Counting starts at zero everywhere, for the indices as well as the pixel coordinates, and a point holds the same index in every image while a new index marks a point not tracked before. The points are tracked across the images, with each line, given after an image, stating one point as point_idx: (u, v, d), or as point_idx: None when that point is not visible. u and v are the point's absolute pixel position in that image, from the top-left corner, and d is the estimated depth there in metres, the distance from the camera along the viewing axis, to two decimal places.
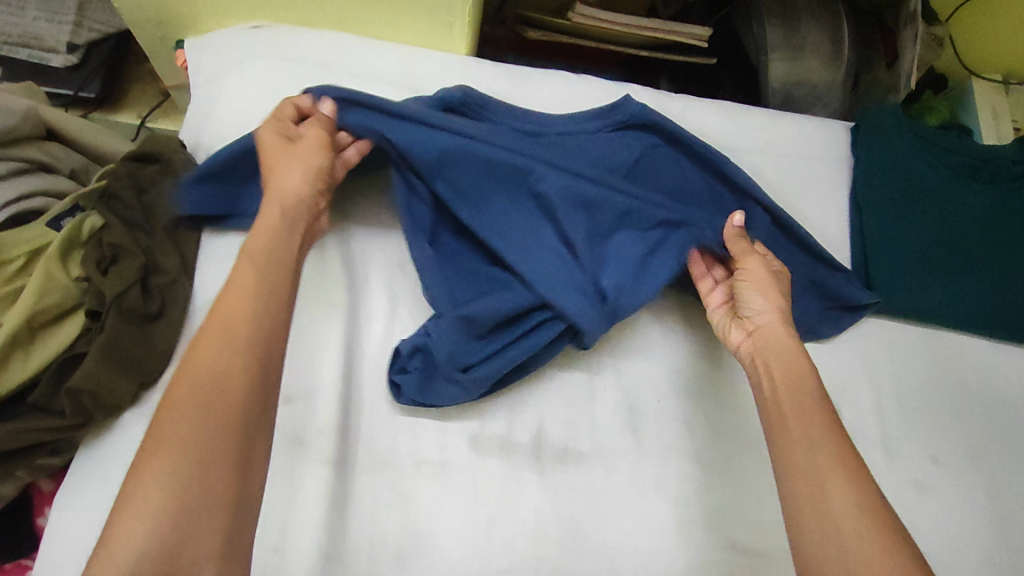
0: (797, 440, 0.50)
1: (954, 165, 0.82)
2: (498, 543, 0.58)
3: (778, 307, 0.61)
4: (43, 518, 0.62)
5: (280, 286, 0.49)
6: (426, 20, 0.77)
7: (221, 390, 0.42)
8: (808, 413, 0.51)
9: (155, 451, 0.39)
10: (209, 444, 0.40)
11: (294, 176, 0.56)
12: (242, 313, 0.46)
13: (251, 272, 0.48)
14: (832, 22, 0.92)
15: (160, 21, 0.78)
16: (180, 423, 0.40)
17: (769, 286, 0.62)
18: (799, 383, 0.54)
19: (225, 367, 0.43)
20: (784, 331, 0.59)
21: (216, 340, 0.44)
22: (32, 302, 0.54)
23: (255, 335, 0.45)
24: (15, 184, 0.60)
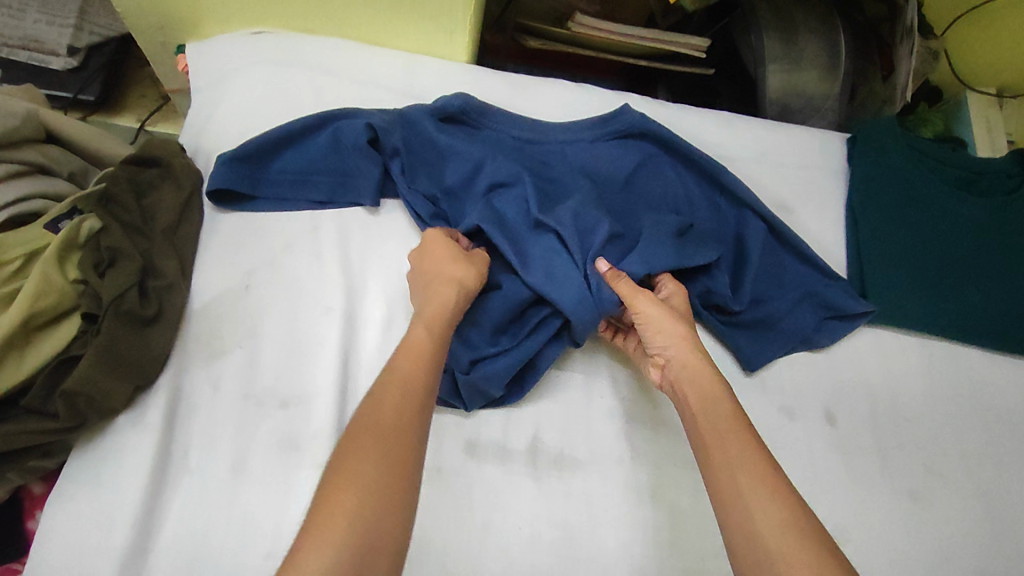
0: (720, 459, 0.49)
1: (950, 176, 0.83)
2: (493, 550, 0.58)
3: (682, 343, 0.58)
4: (33, 521, 0.61)
5: (443, 343, 0.54)
6: (427, 27, 0.77)
7: (402, 438, 0.45)
8: (727, 431, 0.50)
9: (340, 485, 0.41)
10: (389, 478, 0.42)
11: (470, 273, 0.59)
12: (416, 367, 0.50)
13: (424, 333, 0.53)
14: (830, 34, 0.93)
15: (162, 25, 0.78)
16: (368, 463, 0.42)
17: (667, 325, 0.59)
18: (714, 402, 0.53)
19: (405, 415, 0.46)
20: (700, 361, 0.57)
21: (395, 393, 0.47)
22: (28, 303, 0.54)
23: (424, 394, 0.49)
24: (15, 186, 0.60)
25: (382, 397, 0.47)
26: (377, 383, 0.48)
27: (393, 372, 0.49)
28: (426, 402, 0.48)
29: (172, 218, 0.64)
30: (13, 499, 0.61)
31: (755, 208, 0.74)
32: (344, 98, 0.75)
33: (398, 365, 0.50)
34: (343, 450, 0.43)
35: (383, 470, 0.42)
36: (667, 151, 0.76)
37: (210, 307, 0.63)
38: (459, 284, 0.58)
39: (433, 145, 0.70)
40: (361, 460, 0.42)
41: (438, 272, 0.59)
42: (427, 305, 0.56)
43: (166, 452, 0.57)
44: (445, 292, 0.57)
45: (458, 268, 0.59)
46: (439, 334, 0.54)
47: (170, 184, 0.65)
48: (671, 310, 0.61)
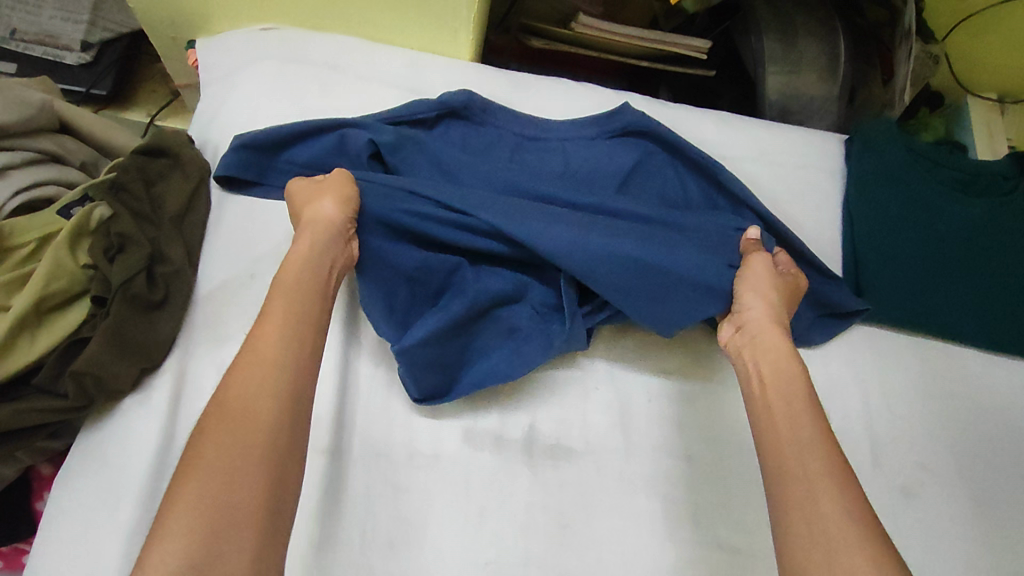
0: (790, 447, 0.50)
1: (946, 178, 0.84)
2: (488, 535, 0.59)
3: (767, 304, 0.64)
4: (41, 502, 0.63)
5: (312, 313, 0.53)
6: (431, 26, 0.79)
7: (254, 416, 0.44)
8: (798, 421, 0.52)
9: (189, 472, 0.41)
10: (241, 456, 0.42)
11: (327, 207, 0.60)
12: (274, 341, 0.49)
13: (282, 301, 0.52)
14: (830, 38, 0.94)
15: (173, 21, 0.80)
16: (217, 447, 0.42)
17: (764, 286, 0.66)
18: (786, 391, 0.54)
19: (260, 396, 0.45)
20: (773, 323, 0.62)
21: (253, 375, 0.46)
22: (40, 286, 0.56)
23: (284, 366, 0.48)
24: (28, 172, 0.62)
25: (234, 379, 0.46)
26: (234, 365, 0.47)
27: (248, 353, 0.48)
28: (285, 380, 0.47)
29: (179, 207, 0.66)
30: (23, 479, 0.63)
31: (752, 205, 0.75)
32: (349, 93, 0.77)
33: (253, 346, 0.49)
34: (196, 438, 0.43)
35: (237, 450, 0.42)
36: (667, 150, 0.78)
37: (216, 294, 0.64)
38: (316, 223, 0.59)
39: (425, 155, 0.70)
40: (212, 447, 0.42)
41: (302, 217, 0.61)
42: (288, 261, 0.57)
43: (171, 434, 0.58)
44: (304, 238, 0.58)
45: (315, 211, 0.60)
46: (303, 303, 0.53)
47: (178, 174, 0.67)
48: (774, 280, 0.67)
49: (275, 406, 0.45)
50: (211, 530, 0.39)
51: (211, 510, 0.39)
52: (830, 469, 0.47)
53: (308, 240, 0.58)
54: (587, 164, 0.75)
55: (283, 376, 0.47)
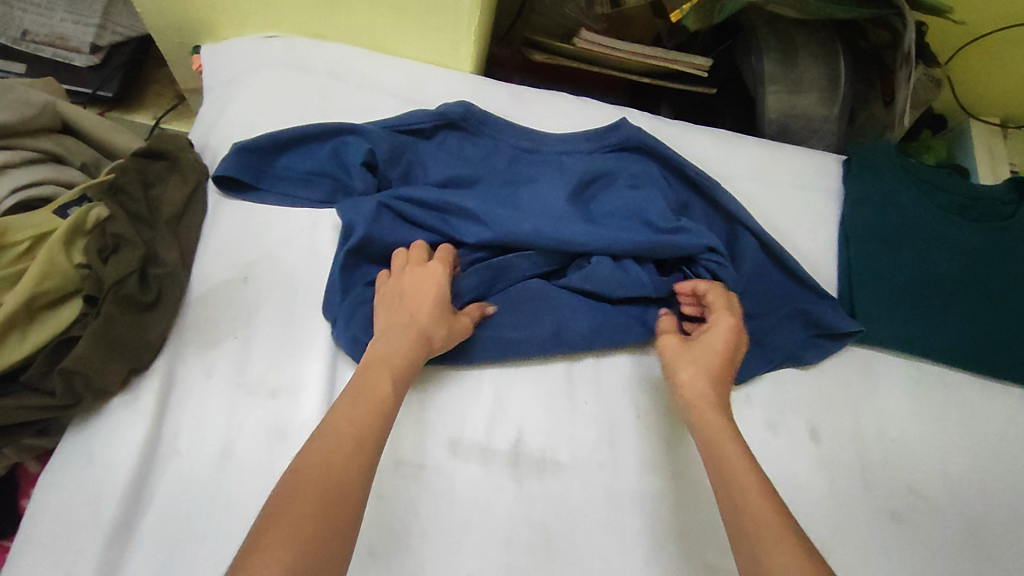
0: (731, 502, 0.49)
1: (943, 201, 0.84)
2: (470, 547, 0.59)
3: (690, 374, 0.60)
4: (26, 499, 0.63)
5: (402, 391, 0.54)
6: (432, 37, 0.80)
7: (346, 473, 0.45)
8: (737, 471, 0.50)
9: (281, 522, 0.40)
10: (334, 515, 0.42)
11: (443, 335, 0.59)
12: (375, 409, 0.50)
13: (385, 376, 0.53)
14: (830, 59, 0.95)
15: (179, 26, 0.81)
16: (313, 497, 0.42)
17: (682, 358, 0.62)
18: (720, 446, 0.53)
19: (347, 460, 0.45)
20: (700, 399, 0.58)
21: (345, 436, 0.47)
22: (33, 283, 0.56)
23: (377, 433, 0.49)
24: (28, 171, 0.63)
25: (335, 435, 0.47)
26: (327, 423, 0.48)
27: (338, 416, 0.49)
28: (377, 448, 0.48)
29: (175, 210, 0.66)
30: (9, 476, 0.63)
31: (748, 224, 0.76)
32: (349, 101, 0.78)
33: (346, 407, 0.50)
34: (291, 480, 0.43)
35: (326, 504, 0.42)
36: (664, 164, 0.78)
37: (208, 297, 0.65)
38: (426, 342, 0.58)
39: (416, 154, 0.73)
40: (298, 500, 0.42)
41: (418, 314, 0.59)
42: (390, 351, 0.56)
43: (157, 436, 0.58)
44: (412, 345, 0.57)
45: (436, 328, 0.59)
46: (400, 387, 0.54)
47: (176, 177, 0.68)
48: (689, 348, 0.63)
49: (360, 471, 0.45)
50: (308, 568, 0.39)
51: (299, 562, 0.39)
52: (771, 520, 0.46)
53: (412, 353, 0.56)
54: (578, 161, 0.76)
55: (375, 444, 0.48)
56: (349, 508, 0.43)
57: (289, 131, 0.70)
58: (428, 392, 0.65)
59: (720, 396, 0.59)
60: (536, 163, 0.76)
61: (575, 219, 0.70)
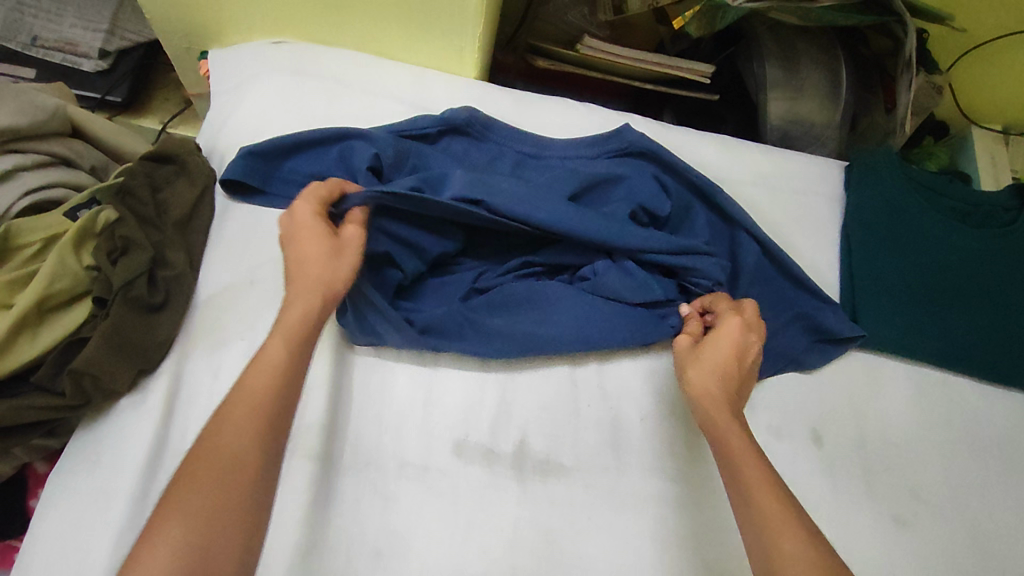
0: (741, 499, 0.50)
1: (945, 207, 0.84)
2: (473, 549, 0.59)
3: (702, 372, 0.61)
4: (35, 499, 0.63)
5: (305, 351, 0.52)
6: (437, 43, 0.81)
7: (237, 462, 0.43)
8: (746, 466, 0.51)
9: (166, 520, 0.40)
10: (222, 505, 0.41)
11: (333, 270, 0.56)
12: (270, 381, 0.48)
13: (280, 343, 0.50)
14: (831, 65, 0.96)
15: (187, 32, 0.82)
16: (198, 491, 0.41)
17: (693, 358, 0.63)
18: (725, 441, 0.54)
19: (242, 442, 0.44)
20: (710, 396, 0.59)
21: (240, 416, 0.45)
22: (43, 285, 0.57)
23: (271, 409, 0.47)
24: (38, 174, 0.63)
25: (225, 417, 0.45)
26: (225, 404, 0.47)
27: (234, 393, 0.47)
28: (275, 423, 0.46)
29: (183, 212, 0.67)
30: (19, 477, 0.64)
31: (749, 229, 0.76)
32: (355, 107, 0.79)
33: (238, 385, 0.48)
34: (183, 473, 0.42)
35: (213, 495, 0.41)
36: (667, 169, 0.79)
37: (215, 300, 0.65)
38: (319, 282, 0.55)
39: (421, 160, 0.74)
40: (192, 491, 0.41)
41: (303, 262, 0.56)
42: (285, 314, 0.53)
43: (163, 436, 0.59)
44: (303, 292, 0.54)
45: (317, 267, 0.55)
46: (301, 351, 0.51)
47: (183, 180, 0.69)
48: (699, 347, 0.63)
49: (253, 451, 0.44)
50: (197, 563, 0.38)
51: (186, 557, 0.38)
52: (775, 518, 0.47)
53: (307, 303, 0.54)
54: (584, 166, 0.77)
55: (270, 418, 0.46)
56: (244, 489, 0.43)
57: (297, 134, 0.71)
58: (433, 394, 0.65)
59: (728, 391, 0.60)
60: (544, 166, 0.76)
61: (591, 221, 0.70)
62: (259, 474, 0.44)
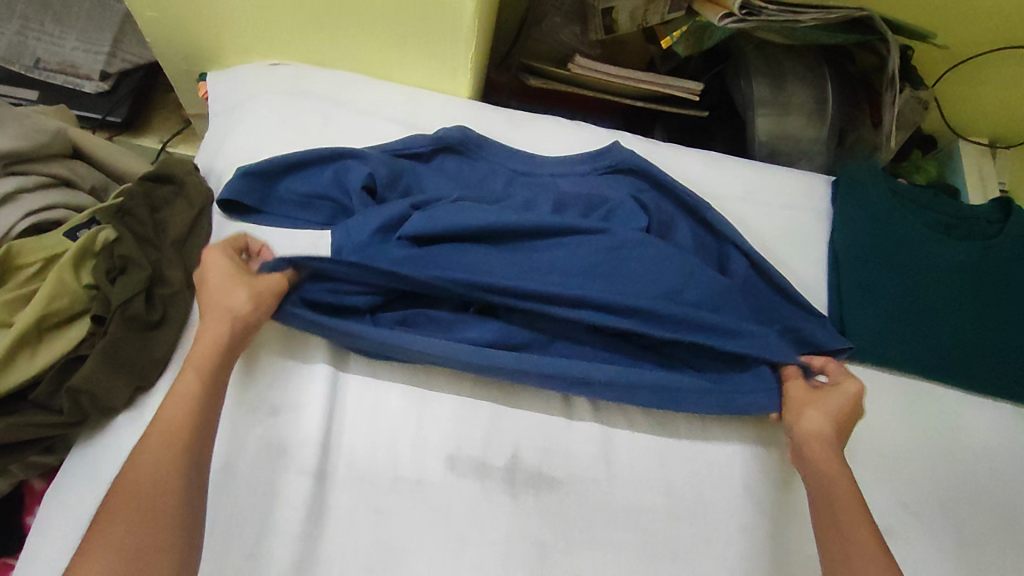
0: (847, 541, 0.55)
1: (930, 220, 0.86)
2: (466, 563, 0.60)
3: (823, 415, 0.65)
4: (31, 516, 0.64)
5: (217, 377, 0.56)
6: (430, 63, 0.83)
7: (158, 485, 0.48)
8: (855, 514, 0.57)
9: (96, 543, 0.45)
10: (139, 523, 0.46)
11: (240, 296, 0.60)
12: (184, 409, 0.52)
13: (194, 376, 0.55)
14: (817, 82, 0.98)
15: (187, 54, 0.84)
16: (122, 516, 0.46)
17: (814, 399, 0.67)
18: (831, 485, 0.60)
19: (164, 465, 0.49)
20: (821, 440, 0.64)
21: (157, 442, 0.50)
22: (43, 304, 0.58)
23: (188, 434, 0.51)
24: (40, 195, 0.65)
25: (145, 446, 0.50)
26: (145, 434, 0.51)
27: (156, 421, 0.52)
28: (196, 444, 0.51)
29: (182, 231, 0.68)
30: (16, 493, 0.65)
31: (737, 242, 0.78)
32: (350, 126, 0.80)
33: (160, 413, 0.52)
34: (108, 500, 0.47)
35: (134, 518, 0.46)
36: (657, 187, 0.81)
37: None
38: (227, 311, 0.59)
39: (415, 179, 0.75)
40: (118, 514, 0.46)
41: (207, 297, 0.61)
42: (197, 345, 0.57)
43: None
44: (214, 321, 0.58)
45: (221, 295, 0.60)
46: (212, 380, 0.55)
47: (182, 201, 0.70)
48: (820, 391, 0.68)
49: (175, 470, 0.49)
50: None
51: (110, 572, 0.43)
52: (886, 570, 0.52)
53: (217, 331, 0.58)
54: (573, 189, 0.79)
55: (189, 441, 0.51)
56: (168, 506, 0.47)
57: (294, 153, 0.72)
58: (427, 407, 0.66)
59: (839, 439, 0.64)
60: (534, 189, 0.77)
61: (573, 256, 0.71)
62: (187, 488, 0.49)
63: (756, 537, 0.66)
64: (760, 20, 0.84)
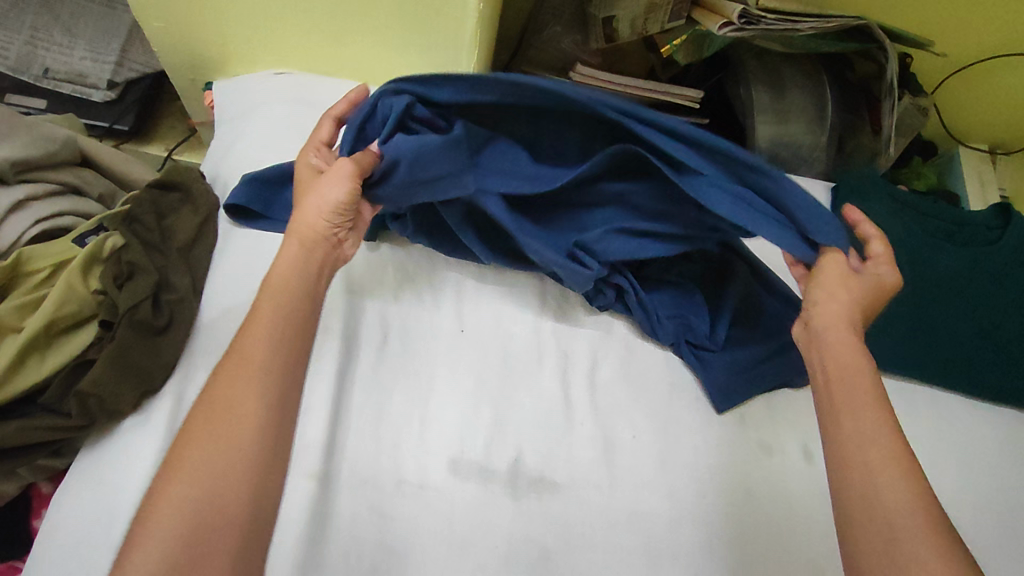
0: (851, 435, 0.51)
1: (930, 227, 0.86)
2: (470, 563, 0.60)
3: (851, 309, 0.58)
4: (38, 520, 0.65)
5: (296, 303, 0.53)
6: (432, 72, 0.84)
7: (239, 426, 0.46)
8: (865, 405, 0.52)
9: (172, 484, 0.43)
10: (223, 468, 0.44)
11: (320, 208, 0.58)
12: (270, 339, 0.50)
13: (271, 305, 0.51)
14: (816, 90, 0.99)
15: (193, 63, 0.85)
16: (202, 454, 0.44)
17: (841, 285, 0.59)
18: (849, 373, 0.54)
19: (253, 390, 0.47)
20: (845, 330, 0.57)
21: (239, 373, 0.47)
22: (52, 309, 0.59)
23: (272, 367, 0.49)
24: (48, 202, 0.66)
25: (223, 381, 0.47)
26: (226, 361, 0.48)
27: (243, 346, 0.49)
28: (290, 374, 0.50)
29: (188, 238, 0.69)
30: (23, 497, 0.66)
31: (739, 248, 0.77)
32: None
33: (250, 337, 0.49)
34: (186, 438, 0.45)
35: (216, 461, 0.44)
36: None
37: (217, 323, 0.66)
38: (302, 230, 0.57)
39: None
40: (195, 453, 0.44)
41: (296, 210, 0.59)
42: (274, 266, 0.55)
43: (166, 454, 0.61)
44: (288, 247, 0.56)
45: (311, 213, 0.58)
46: (301, 288, 0.54)
47: (188, 208, 0.71)
48: (847, 275, 0.60)
49: (260, 407, 0.47)
50: (193, 528, 0.42)
51: (188, 520, 0.42)
52: (896, 469, 0.48)
53: (301, 245, 0.56)
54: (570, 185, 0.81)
55: (275, 377, 0.48)
56: (249, 448, 0.45)
57: (294, 160, 0.73)
58: (430, 412, 0.67)
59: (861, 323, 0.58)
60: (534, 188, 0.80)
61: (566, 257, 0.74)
62: (265, 424, 0.47)
63: (758, 542, 0.66)
64: (759, 29, 0.85)
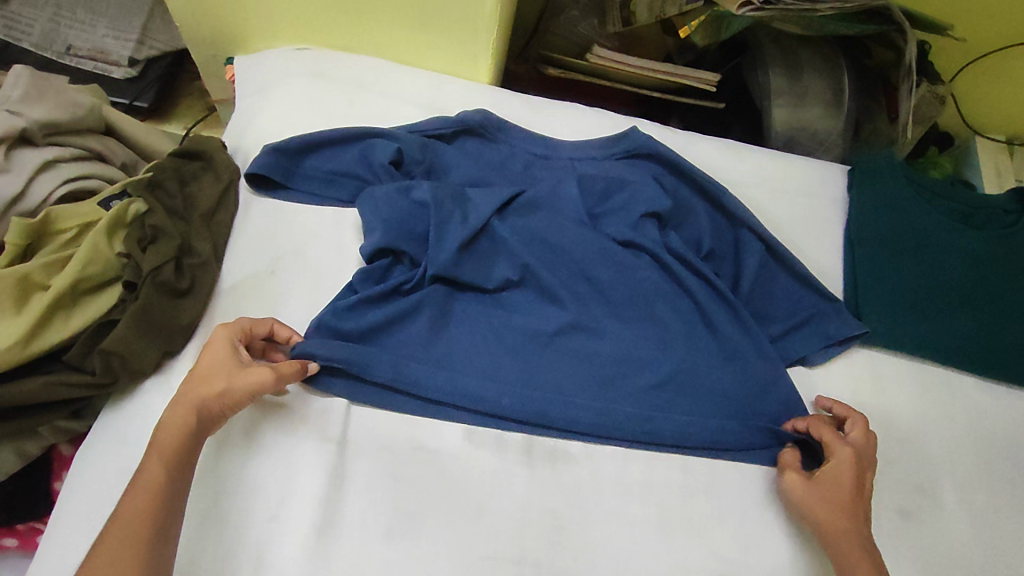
0: None
1: (947, 209, 0.86)
2: (485, 531, 0.61)
3: (836, 507, 0.62)
4: (58, 482, 0.66)
5: (185, 469, 0.53)
6: (452, 50, 0.84)
7: None
8: None
9: None
10: None
11: (216, 387, 0.55)
12: (148, 505, 0.50)
13: (158, 467, 0.52)
14: (834, 74, 0.98)
15: (215, 39, 0.86)
16: None
17: (819, 484, 0.63)
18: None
19: (124, 562, 0.47)
20: (839, 525, 0.61)
21: (114, 540, 0.48)
22: (78, 268, 0.61)
23: (152, 531, 0.49)
24: (73, 165, 0.67)
25: (99, 548, 0.48)
26: (104, 529, 0.49)
27: (122, 513, 0.49)
28: (156, 538, 0.49)
29: (210, 204, 0.70)
30: (44, 458, 0.66)
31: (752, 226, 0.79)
32: (374, 108, 0.82)
33: (127, 502, 0.50)
34: None
35: None
36: (677, 173, 0.81)
37: (238, 288, 0.68)
38: (194, 401, 0.55)
39: (438, 161, 0.77)
40: None
41: (192, 377, 0.57)
42: (162, 430, 0.54)
43: None
44: (178, 413, 0.54)
45: (202, 386, 0.55)
46: (176, 473, 0.52)
47: (210, 175, 0.72)
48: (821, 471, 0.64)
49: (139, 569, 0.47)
50: None
51: None
52: None
53: (182, 426, 0.53)
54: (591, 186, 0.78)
55: (148, 537, 0.49)
56: None
57: (320, 131, 0.75)
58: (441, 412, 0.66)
59: (848, 515, 0.62)
60: (553, 188, 0.77)
61: (591, 287, 0.73)
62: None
63: (772, 515, 0.66)
64: (778, 10, 0.85)
